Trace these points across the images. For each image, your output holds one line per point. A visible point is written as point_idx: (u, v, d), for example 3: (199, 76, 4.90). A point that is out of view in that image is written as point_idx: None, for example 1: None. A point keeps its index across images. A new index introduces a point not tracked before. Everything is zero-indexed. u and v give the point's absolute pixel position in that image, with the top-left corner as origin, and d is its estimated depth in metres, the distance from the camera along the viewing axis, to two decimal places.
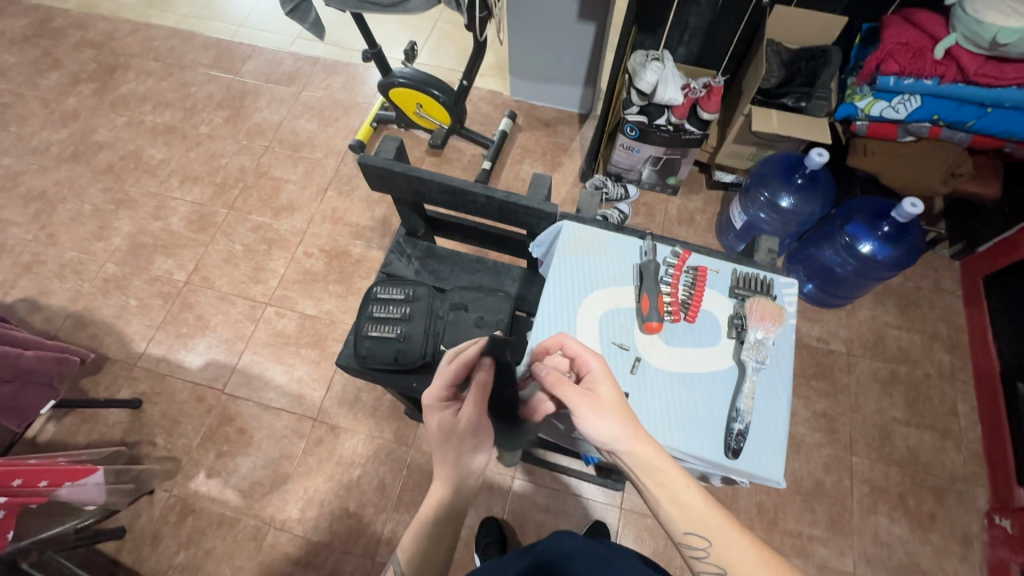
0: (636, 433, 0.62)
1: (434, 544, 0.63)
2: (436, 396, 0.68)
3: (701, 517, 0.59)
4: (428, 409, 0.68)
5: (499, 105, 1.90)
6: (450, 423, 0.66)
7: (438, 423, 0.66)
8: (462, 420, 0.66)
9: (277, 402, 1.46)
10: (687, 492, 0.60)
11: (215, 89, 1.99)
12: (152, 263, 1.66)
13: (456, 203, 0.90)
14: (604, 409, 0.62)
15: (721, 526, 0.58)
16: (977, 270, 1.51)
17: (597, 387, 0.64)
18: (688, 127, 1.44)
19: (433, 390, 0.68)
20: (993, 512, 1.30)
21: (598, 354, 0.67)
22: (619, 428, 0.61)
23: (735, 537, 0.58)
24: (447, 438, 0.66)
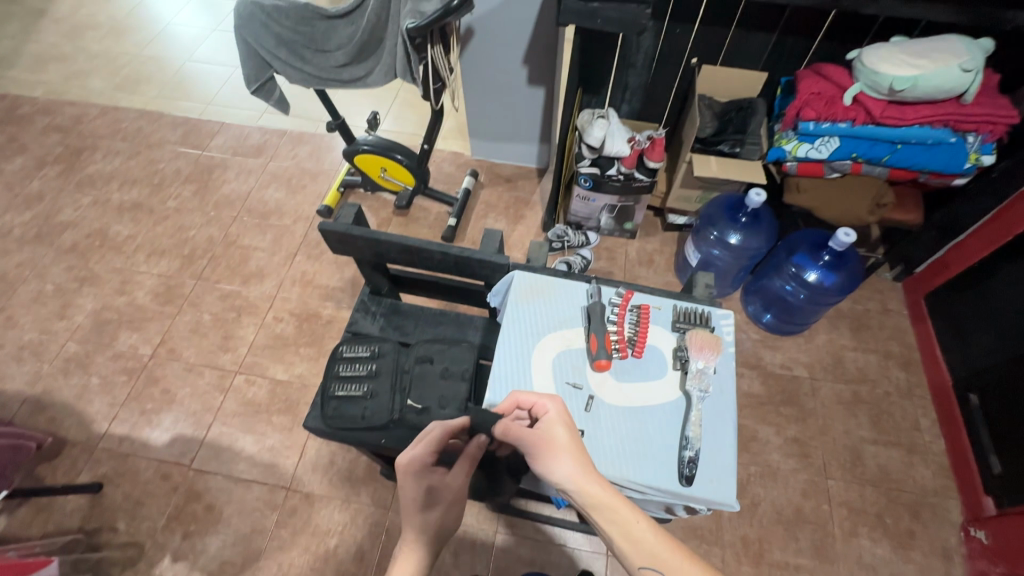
0: (588, 473, 0.64)
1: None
2: (422, 462, 0.71)
3: (654, 552, 0.60)
4: (408, 472, 0.70)
5: (461, 165, 2.00)
6: (435, 491, 0.70)
7: (424, 490, 0.69)
8: (450, 489, 0.70)
9: (248, 473, 1.41)
10: (637, 528, 0.61)
11: (183, 164, 2.04)
12: (116, 339, 1.64)
13: (416, 260, 0.94)
14: (556, 452, 0.66)
15: (672, 559, 0.60)
16: (918, 290, 1.62)
17: (550, 430, 0.67)
18: (638, 175, 1.54)
19: (421, 455, 0.70)
20: (967, 524, 1.32)
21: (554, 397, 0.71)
22: (571, 469, 0.64)
23: (687, 568, 0.60)
24: (432, 504, 0.69)
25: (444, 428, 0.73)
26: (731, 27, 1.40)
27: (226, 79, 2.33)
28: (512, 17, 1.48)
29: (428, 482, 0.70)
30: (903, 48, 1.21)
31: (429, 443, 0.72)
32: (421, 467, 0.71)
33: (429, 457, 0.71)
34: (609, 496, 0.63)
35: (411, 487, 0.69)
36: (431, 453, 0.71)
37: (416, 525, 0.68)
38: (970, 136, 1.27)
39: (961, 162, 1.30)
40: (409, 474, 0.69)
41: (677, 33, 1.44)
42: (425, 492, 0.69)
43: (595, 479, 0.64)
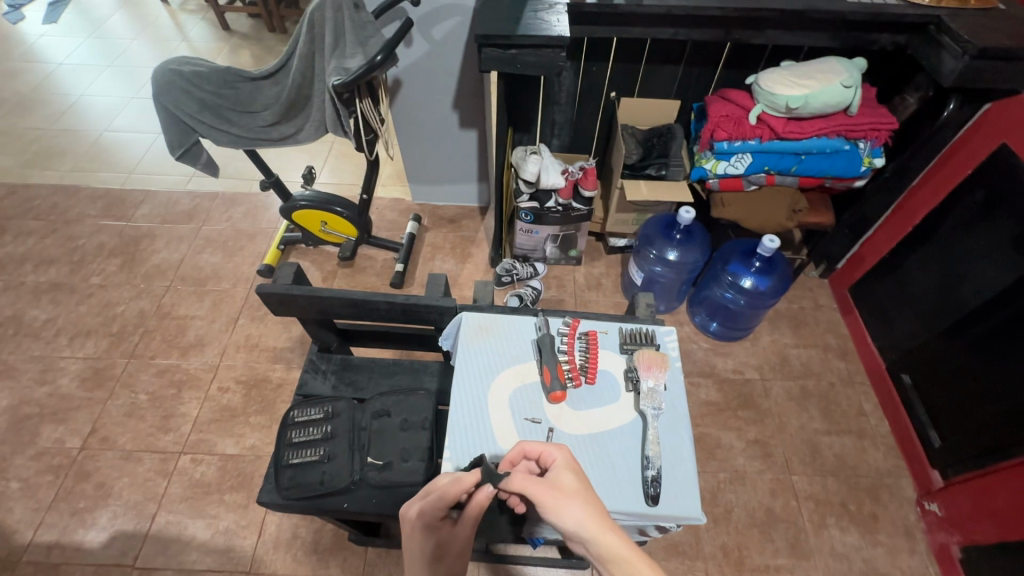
0: (602, 523, 0.57)
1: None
2: (430, 515, 0.65)
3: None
4: (416, 528, 0.65)
5: (403, 210, 2.01)
6: (443, 547, 0.64)
7: (433, 546, 0.64)
8: (458, 539, 0.65)
9: (201, 563, 1.29)
10: None
11: (106, 238, 1.93)
12: (38, 434, 1.49)
13: (362, 313, 0.93)
14: (567, 496, 0.59)
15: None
16: (842, 284, 1.74)
17: (561, 477, 0.63)
18: (575, 205, 1.59)
19: (430, 509, 0.65)
20: (921, 499, 1.40)
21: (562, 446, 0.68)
22: (582, 516, 0.57)
23: None
24: (441, 557, 0.64)
25: (450, 482, 0.66)
26: (641, 63, 1.51)
27: (149, 146, 2.26)
28: (437, 67, 1.53)
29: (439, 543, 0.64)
30: (792, 71, 1.34)
31: (437, 495, 0.65)
32: (434, 522, 0.65)
33: (438, 511, 0.66)
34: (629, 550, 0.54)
35: (418, 540, 0.65)
36: (440, 506, 0.65)
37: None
38: (861, 143, 1.42)
39: (858, 167, 1.43)
40: (417, 529, 0.65)
41: (594, 70, 1.53)
42: (434, 546, 0.64)
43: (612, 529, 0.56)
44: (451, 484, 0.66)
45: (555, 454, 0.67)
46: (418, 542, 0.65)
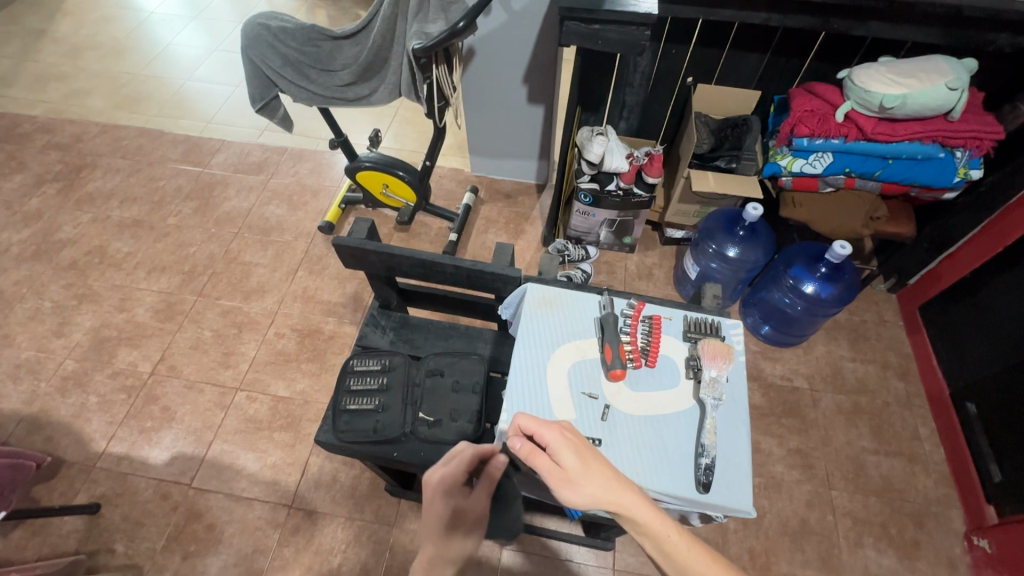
0: (617, 493, 0.61)
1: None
2: (448, 481, 0.69)
3: (688, 561, 0.59)
4: (433, 490, 0.69)
5: (461, 181, 2.03)
6: (458, 512, 0.68)
7: (446, 510, 0.68)
8: (473, 510, 0.69)
9: (249, 491, 1.39)
10: (669, 541, 0.60)
11: (184, 181, 2.05)
12: (115, 356, 1.62)
13: (426, 274, 0.95)
14: (582, 476, 0.62)
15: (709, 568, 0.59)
16: (913, 300, 1.65)
17: (568, 458, 0.63)
18: (636, 191, 1.56)
19: (448, 473, 0.69)
20: (970, 533, 1.33)
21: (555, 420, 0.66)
22: (594, 495, 0.61)
23: None
24: (456, 524, 0.68)
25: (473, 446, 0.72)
26: (724, 48, 1.44)
27: (227, 97, 2.36)
28: (513, 38, 1.52)
29: (465, 505, 0.69)
30: (890, 67, 1.25)
31: (457, 461, 0.70)
32: (447, 486, 0.69)
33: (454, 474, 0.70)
34: (647, 514, 0.61)
35: (437, 505, 0.68)
36: (458, 471, 0.70)
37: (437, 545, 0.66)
38: (958, 151, 1.32)
39: (951, 177, 1.35)
40: (437, 493, 0.68)
41: (673, 53, 1.48)
42: (451, 512, 0.68)
43: (629, 499, 0.61)
44: (472, 451, 0.71)
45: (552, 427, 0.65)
46: (441, 506, 0.68)
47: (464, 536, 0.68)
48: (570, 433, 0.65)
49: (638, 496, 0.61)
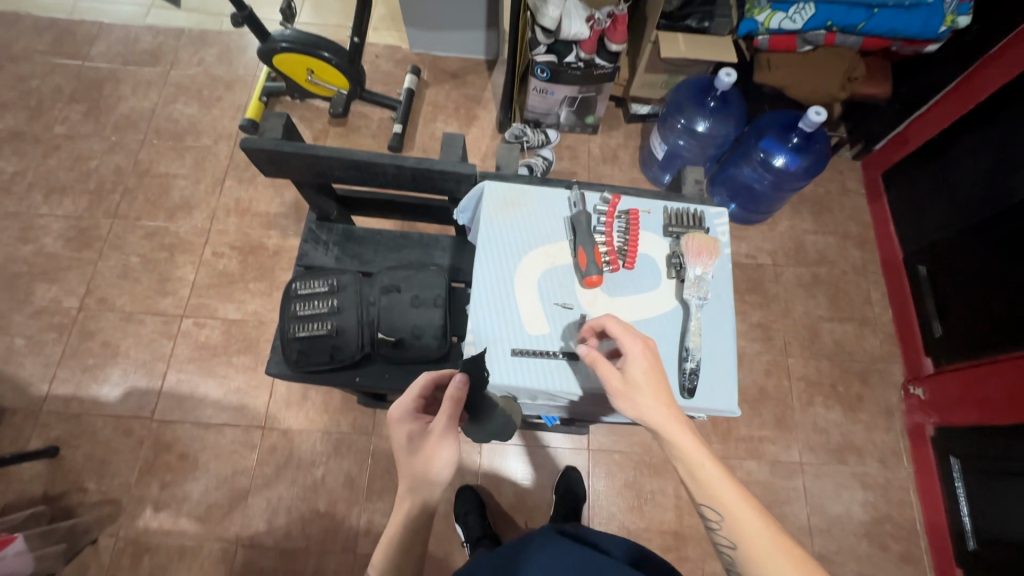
0: (666, 416, 0.63)
1: (401, 570, 0.62)
2: (406, 408, 0.66)
3: (717, 492, 0.60)
4: (396, 422, 0.66)
5: (400, 60, 1.76)
6: (420, 436, 0.64)
7: (407, 436, 0.64)
8: (432, 436, 0.62)
9: (217, 418, 1.35)
10: (703, 470, 0.61)
11: (63, 79, 1.70)
12: (32, 293, 1.45)
13: (364, 178, 0.82)
14: (637, 389, 0.64)
15: (741, 510, 0.59)
16: (877, 167, 1.62)
17: (632, 372, 0.64)
18: (599, 62, 1.38)
19: (405, 403, 0.66)
20: (907, 383, 1.45)
21: (637, 334, 0.66)
22: (643, 411, 0.63)
23: (749, 517, 0.59)
24: (416, 450, 0.63)
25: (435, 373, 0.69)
26: None
27: None
28: None
29: (424, 429, 0.63)
30: None
31: (416, 387, 0.68)
32: (409, 415, 0.66)
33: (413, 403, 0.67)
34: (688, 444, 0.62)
35: (398, 433, 0.65)
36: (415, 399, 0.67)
37: (404, 474, 0.62)
38: None
39: (937, 27, 1.27)
40: (395, 420, 0.65)
41: None
42: (408, 438, 0.64)
43: (675, 425, 0.62)
44: (426, 379, 0.68)
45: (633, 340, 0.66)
46: (401, 433, 0.64)
47: (433, 456, 0.62)
48: (648, 353, 0.65)
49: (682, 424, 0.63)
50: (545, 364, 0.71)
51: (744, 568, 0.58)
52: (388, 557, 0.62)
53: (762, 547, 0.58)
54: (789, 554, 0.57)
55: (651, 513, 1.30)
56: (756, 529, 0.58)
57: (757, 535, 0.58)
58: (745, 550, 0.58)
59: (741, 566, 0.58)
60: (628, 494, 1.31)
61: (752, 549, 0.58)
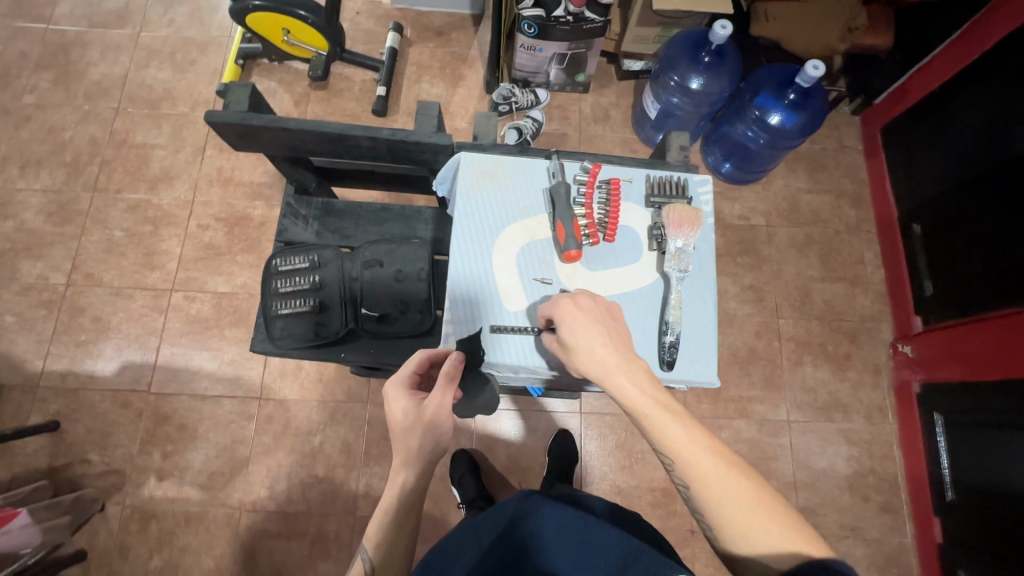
0: (610, 374, 0.62)
1: (396, 539, 0.63)
2: (403, 382, 0.67)
3: (672, 441, 0.59)
4: (392, 396, 0.67)
5: (380, 17, 1.68)
6: (414, 411, 0.65)
7: (403, 410, 0.65)
8: (427, 413, 0.64)
9: (214, 390, 1.37)
10: (653, 418, 0.60)
11: (28, 44, 1.62)
12: (18, 270, 1.44)
13: (338, 149, 0.79)
14: (577, 351, 0.64)
15: (693, 455, 0.58)
16: (875, 122, 1.57)
17: (567, 339, 0.64)
18: (589, 15, 1.30)
19: (402, 376, 0.67)
20: (896, 341, 1.46)
21: (571, 301, 0.65)
22: (590, 370, 0.63)
23: (701, 460, 0.58)
24: (411, 425, 0.64)
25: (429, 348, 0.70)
26: None
27: None
28: None
29: (419, 405, 0.65)
30: None
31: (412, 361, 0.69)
32: (404, 388, 0.67)
33: (409, 378, 0.68)
34: (635, 395, 0.61)
35: (394, 407, 0.66)
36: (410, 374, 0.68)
37: (399, 448, 0.64)
38: None
39: None
40: (393, 393, 0.66)
41: None
42: (404, 412, 0.65)
43: (621, 380, 0.61)
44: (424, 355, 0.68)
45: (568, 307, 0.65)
46: (398, 406, 0.65)
47: (424, 434, 0.64)
48: (581, 317, 0.64)
49: (624, 377, 0.61)
50: (526, 341, 0.72)
51: (698, 508, 0.58)
52: (383, 529, 0.63)
53: (713, 488, 0.57)
54: (743, 495, 0.56)
55: (641, 471, 1.34)
56: (707, 471, 0.57)
57: (708, 477, 0.57)
58: (698, 493, 0.57)
59: (696, 508, 0.58)
60: (619, 454, 1.35)
61: (706, 492, 0.57)
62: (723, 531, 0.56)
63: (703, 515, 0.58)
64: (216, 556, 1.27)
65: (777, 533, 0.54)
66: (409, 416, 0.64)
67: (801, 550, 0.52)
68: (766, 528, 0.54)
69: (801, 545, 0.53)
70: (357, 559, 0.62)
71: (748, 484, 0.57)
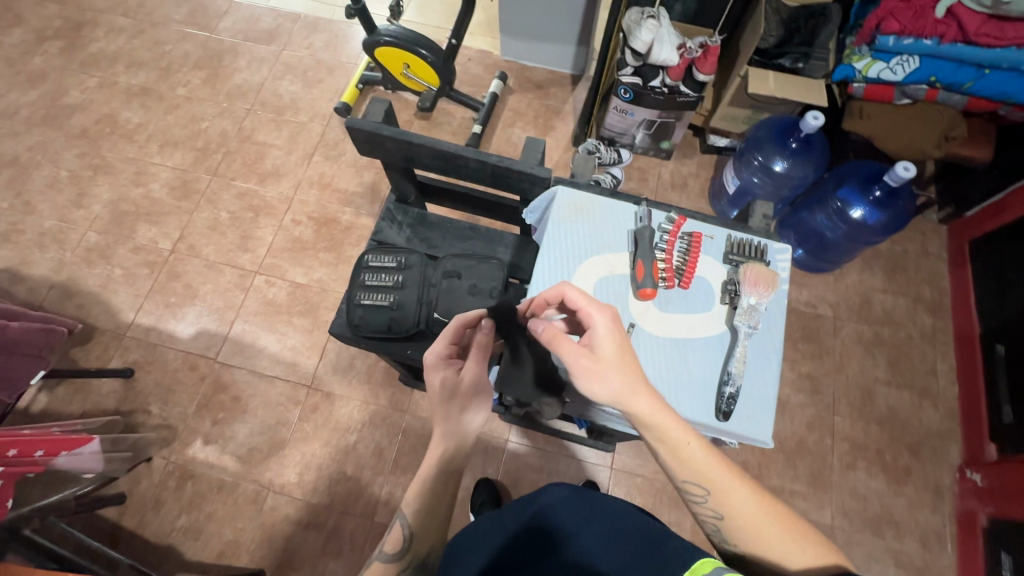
0: (636, 391, 0.63)
1: (435, 508, 0.68)
2: (440, 353, 0.72)
3: (703, 470, 0.63)
4: (431, 368, 0.71)
5: (489, 65, 1.84)
6: (453, 382, 0.69)
7: (442, 382, 0.69)
8: (466, 381, 0.69)
9: (271, 370, 1.46)
10: (689, 447, 0.63)
11: (191, 48, 1.90)
12: (135, 231, 1.63)
13: (447, 168, 0.88)
14: (603, 366, 0.64)
15: (724, 479, 0.63)
16: (965, 234, 1.53)
17: (598, 347, 0.66)
18: (683, 89, 1.39)
19: (438, 348, 0.71)
20: (964, 466, 1.35)
21: (600, 307, 0.68)
22: (616, 388, 0.63)
23: (733, 487, 0.63)
24: (451, 396, 0.69)
25: (460, 320, 0.75)
26: None
27: None
28: None
29: (457, 376, 0.69)
30: None
31: (446, 334, 0.73)
32: (441, 360, 0.71)
33: (445, 349, 0.72)
34: (665, 422, 0.64)
35: (433, 379, 0.70)
36: (446, 345, 0.72)
37: (440, 419, 0.67)
38: None
39: None
40: (433, 366, 0.71)
41: None
42: (442, 384, 0.69)
43: (644, 405, 0.63)
44: (456, 325, 0.73)
45: (600, 316, 0.67)
46: (437, 378, 0.69)
47: (466, 404, 0.69)
48: (613, 325, 0.66)
49: (652, 403, 0.63)
50: None
51: (729, 535, 0.62)
52: (421, 493, 0.67)
53: (750, 513, 0.61)
54: (772, 515, 0.61)
55: None
56: (735, 496, 0.62)
57: (743, 500, 0.62)
58: (731, 520, 0.62)
59: (725, 536, 0.63)
60: None
61: (737, 516, 0.61)
62: (753, 554, 0.61)
63: (732, 538, 0.62)
64: (237, 529, 1.31)
65: (806, 546, 0.59)
66: (447, 385, 0.68)
67: (822, 558, 0.58)
68: (795, 544, 0.59)
69: (829, 556, 0.59)
70: (395, 523, 0.67)
71: (772, 507, 0.62)
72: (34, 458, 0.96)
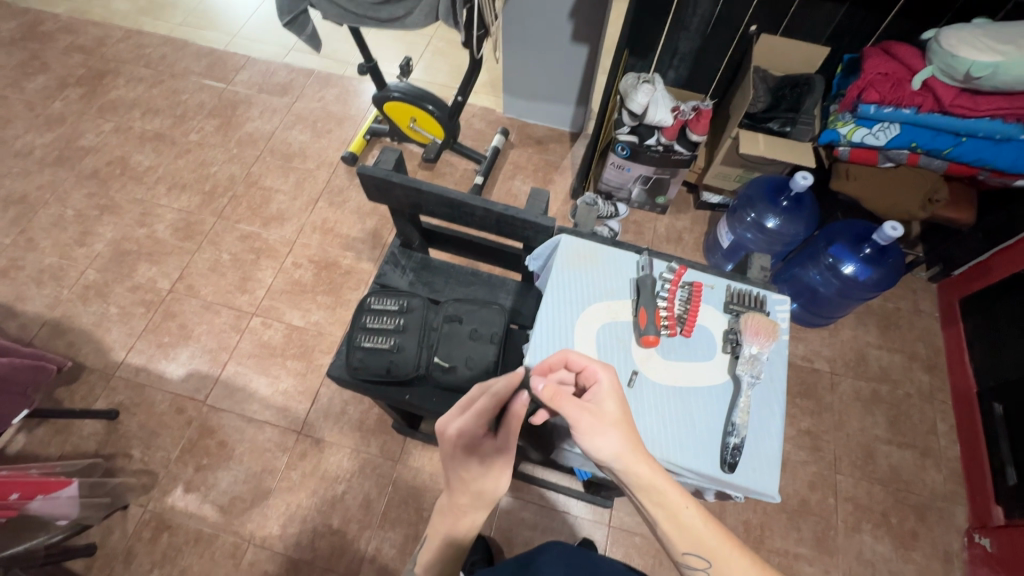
0: (637, 452, 0.63)
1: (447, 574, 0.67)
2: (470, 432, 0.65)
3: (700, 538, 0.62)
4: (461, 445, 0.65)
5: (492, 122, 1.93)
6: (489, 458, 0.65)
7: (477, 459, 0.65)
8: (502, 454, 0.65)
9: (260, 415, 1.43)
10: (686, 512, 0.62)
11: (207, 97, 1.98)
12: (134, 270, 1.63)
13: (454, 215, 0.91)
14: (606, 425, 0.63)
15: (722, 547, 0.61)
16: (953, 293, 1.56)
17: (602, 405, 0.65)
18: (677, 148, 1.46)
19: (469, 427, 0.65)
20: (972, 530, 1.31)
21: (605, 366, 0.68)
22: (616, 446, 0.62)
23: (734, 557, 0.61)
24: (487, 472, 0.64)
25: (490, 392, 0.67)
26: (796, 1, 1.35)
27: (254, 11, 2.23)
28: None
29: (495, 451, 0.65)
30: (987, 31, 1.18)
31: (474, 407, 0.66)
32: (473, 437, 0.65)
33: (475, 425, 0.66)
34: (665, 487, 0.62)
35: (464, 458, 0.65)
36: (478, 423, 0.65)
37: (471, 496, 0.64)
38: None
39: None
40: (460, 446, 0.65)
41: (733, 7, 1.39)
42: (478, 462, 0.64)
43: (644, 467, 0.62)
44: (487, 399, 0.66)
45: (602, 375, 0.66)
46: (472, 457, 0.65)
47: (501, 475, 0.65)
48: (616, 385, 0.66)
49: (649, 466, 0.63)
50: None
51: None
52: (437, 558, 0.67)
53: None
54: None
55: None
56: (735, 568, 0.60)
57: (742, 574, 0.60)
58: None
59: None
60: None
61: None
62: None
63: None
64: None
65: None
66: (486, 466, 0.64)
67: None
68: None
69: None
70: None
71: None
72: (9, 503, 0.92)
